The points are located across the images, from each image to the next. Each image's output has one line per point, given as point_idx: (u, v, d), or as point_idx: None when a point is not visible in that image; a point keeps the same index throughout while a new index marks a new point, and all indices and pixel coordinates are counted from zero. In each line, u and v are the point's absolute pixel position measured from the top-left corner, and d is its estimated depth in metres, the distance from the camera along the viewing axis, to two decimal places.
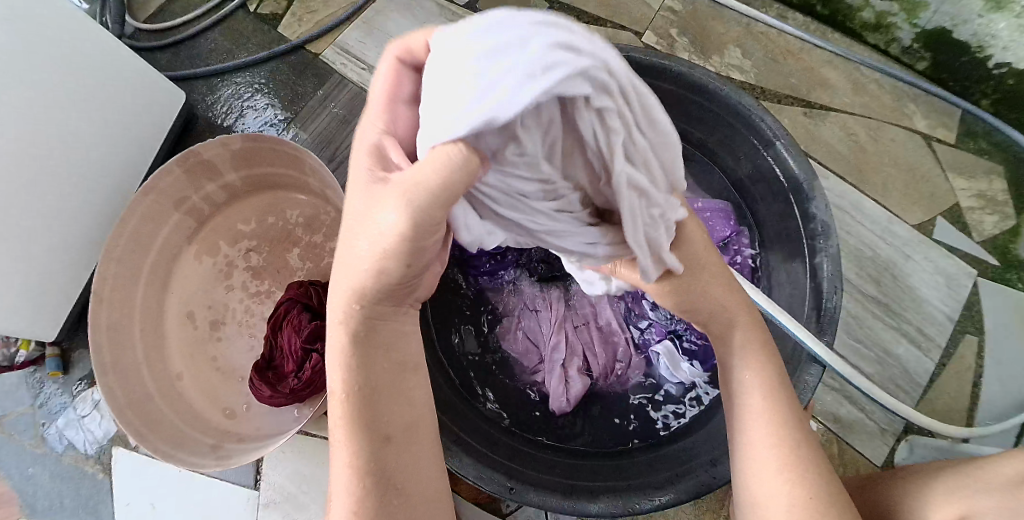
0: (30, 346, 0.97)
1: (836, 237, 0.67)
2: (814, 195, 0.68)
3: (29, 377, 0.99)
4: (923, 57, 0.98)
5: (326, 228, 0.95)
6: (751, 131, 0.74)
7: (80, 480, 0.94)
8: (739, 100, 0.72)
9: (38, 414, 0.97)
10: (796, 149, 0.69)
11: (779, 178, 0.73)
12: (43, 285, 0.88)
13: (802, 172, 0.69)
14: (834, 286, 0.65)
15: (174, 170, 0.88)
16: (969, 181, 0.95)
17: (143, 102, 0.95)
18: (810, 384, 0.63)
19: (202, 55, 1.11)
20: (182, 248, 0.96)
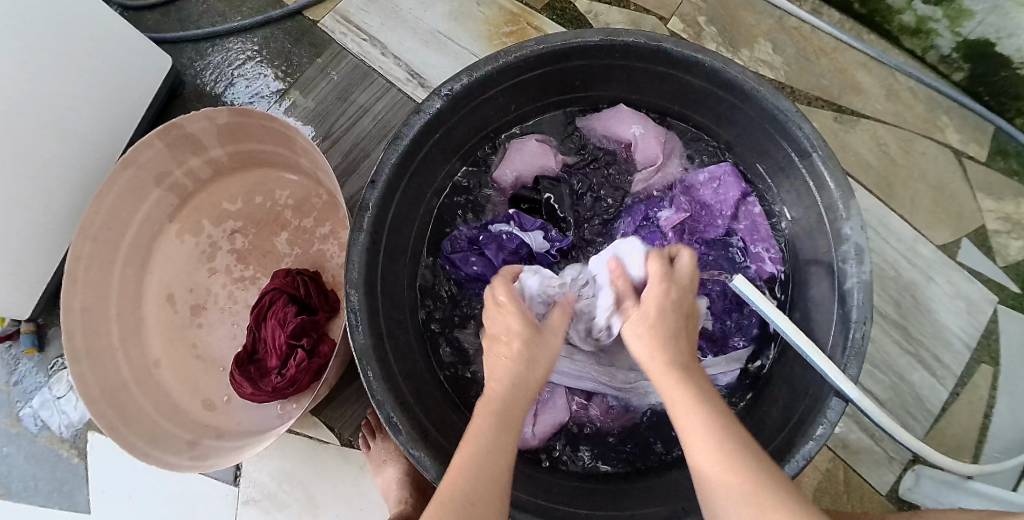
0: (4, 321, 0.91)
1: (871, 262, 0.62)
2: (849, 216, 0.64)
3: (5, 352, 0.93)
4: (961, 68, 0.93)
5: (317, 212, 0.89)
6: (785, 139, 0.69)
7: (56, 462, 0.89)
8: (777, 104, 0.66)
9: (12, 393, 0.92)
10: (834, 163, 0.64)
11: (812, 192, 0.69)
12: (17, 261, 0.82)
13: (839, 189, 0.64)
14: (865, 315, 0.61)
15: (155, 143, 0.81)
16: (997, 202, 0.91)
17: (126, 65, 0.87)
18: (830, 420, 0.58)
19: (193, 13, 1.03)
20: (164, 226, 0.90)
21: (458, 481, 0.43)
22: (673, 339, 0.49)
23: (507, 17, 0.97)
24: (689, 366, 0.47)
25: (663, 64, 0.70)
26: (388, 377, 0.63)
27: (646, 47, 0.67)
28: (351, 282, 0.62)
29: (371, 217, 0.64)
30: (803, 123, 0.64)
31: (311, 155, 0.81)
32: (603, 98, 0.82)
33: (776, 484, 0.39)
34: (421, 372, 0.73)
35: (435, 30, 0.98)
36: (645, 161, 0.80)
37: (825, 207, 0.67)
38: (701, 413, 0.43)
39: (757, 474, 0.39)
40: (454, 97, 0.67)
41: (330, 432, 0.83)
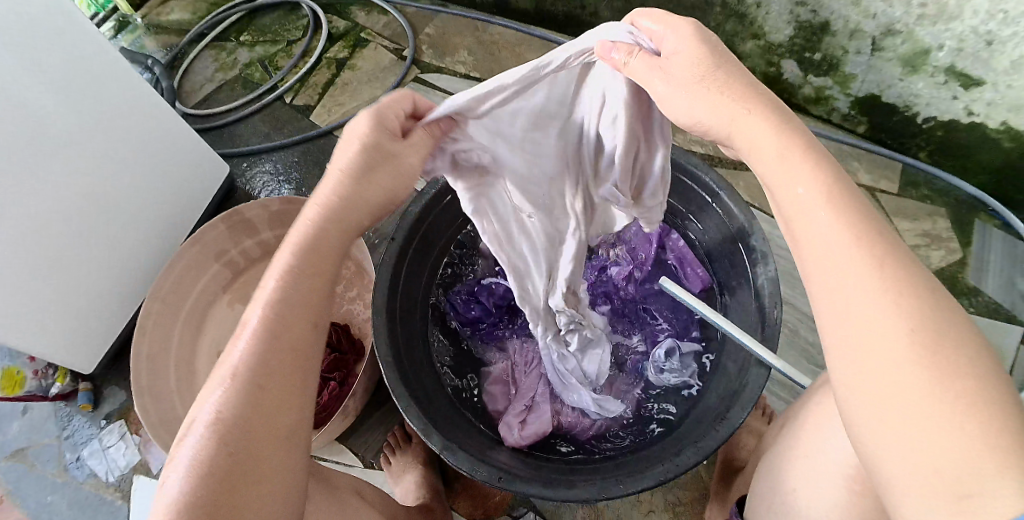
0: (65, 380, 1.07)
1: (774, 264, 0.78)
2: (754, 231, 0.80)
3: (59, 410, 1.06)
4: (862, 121, 1.15)
5: (347, 280, 1.07)
6: (699, 187, 0.87)
7: (100, 506, 0.98)
8: (688, 160, 0.86)
9: (62, 446, 1.03)
10: (736, 198, 0.82)
11: (717, 211, 0.86)
12: (88, 320, 0.99)
13: (743, 214, 0.81)
14: (775, 301, 0.75)
15: (219, 225, 1.03)
16: (913, 222, 1.08)
17: (194, 169, 1.12)
18: (755, 385, 0.70)
19: (246, 137, 1.31)
20: (217, 297, 1.08)
21: (273, 320, 0.51)
22: (844, 200, 0.42)
23: None
24: (847, 197, 0.42)
25: None
26: (406, 380, 0.77)
27: None
28: (376, 310, 0.80)
29: (391, 262, 0.83)
30: (708, 171, 0.84)
31: None
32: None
33: (925, 304, 0.38)
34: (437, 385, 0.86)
35: None
36: None
37: (733, 228, 0.83)
38: (872, 268, 0.39)
39: (917, 301, 0.38)
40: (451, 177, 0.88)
41: (354, 456, 0.92)
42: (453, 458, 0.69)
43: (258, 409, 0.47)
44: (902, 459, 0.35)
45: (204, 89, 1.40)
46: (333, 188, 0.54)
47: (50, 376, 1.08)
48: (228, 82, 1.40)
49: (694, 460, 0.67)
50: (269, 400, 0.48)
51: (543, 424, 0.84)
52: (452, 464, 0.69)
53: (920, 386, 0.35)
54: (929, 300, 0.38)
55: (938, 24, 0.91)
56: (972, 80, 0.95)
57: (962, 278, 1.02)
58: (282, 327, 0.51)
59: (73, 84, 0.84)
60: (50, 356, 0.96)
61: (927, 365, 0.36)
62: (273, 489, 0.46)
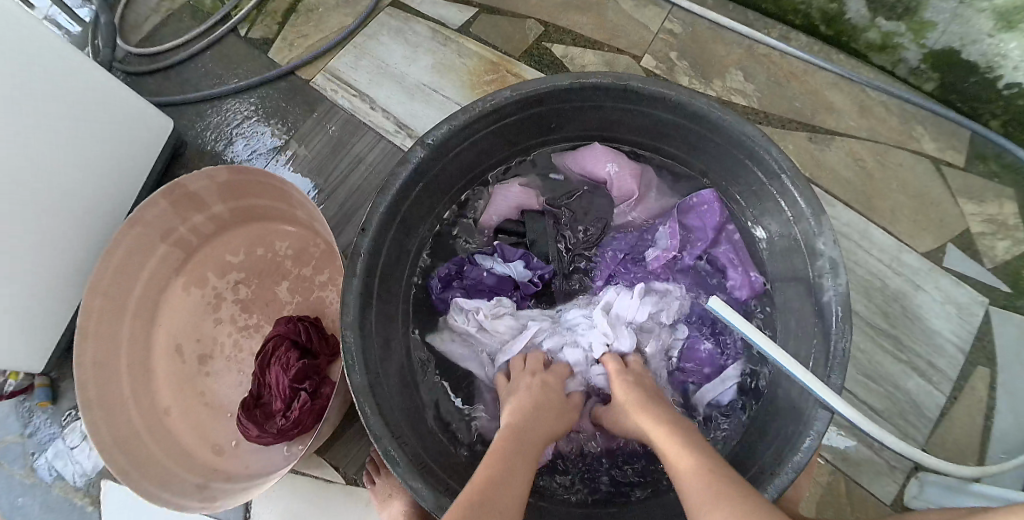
0: (19, 376, 0.98)
1: (846, 276, 0.64)
2: (822, 231, 0.66)
3: (19, 405, 0.99)
4: (932, 77, 0.94)
5: (316, 260, 0.93)
6: (754, 163, 0.71)
7: (71, 511, 0.95)
8: (741, 130, 0.69)
9: (26, 444, 0.98)
10: (802, 183, 0.66)
11: (784, 210, 0.71)
12: (27, 319, 0.87)
13: (809, 207, 0.66)
14: (845, 326, 0.62)
15: (160, 202, 0.86)
16: (979, 205, 0.91)
17: (128, 131, 0.93)
18: (817, 431, 0.59)
19: (193, 79, 1.09)
20: (171, 280, 0.95)
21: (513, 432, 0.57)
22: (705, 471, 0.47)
23: (486, 66, 1.03)
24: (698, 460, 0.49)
25: (633, 101, 0.73)
26: (385, 414, 0.65)
27: (612, 87, 0.70)
28: (346, 326, 0.65)
29: (363, 263, 0.67)
30: (769, 146, 0.67)
31: (307, 208, 0.85)
32: (592, 136, 0.84)
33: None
34: (423, 412, 0.75)
35: (421, 84, 1.03)
36: (622, 196, 0.84)
37: (797, 227, 0.69)
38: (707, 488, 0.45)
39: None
40: (436, 147, 0.70)
41: (335, 471, 0.86)
42: None
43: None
44: None
45: (148, 23, 1.15)
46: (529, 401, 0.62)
47: (3, 372, 0.99)
48: (176, 12, 1.15)
49: None
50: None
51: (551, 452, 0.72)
52: None
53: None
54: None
55: None
56: None
57: None
58: (513, 462, 0.51)
59: None
60: (7, 366, 0.88)
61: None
62: None
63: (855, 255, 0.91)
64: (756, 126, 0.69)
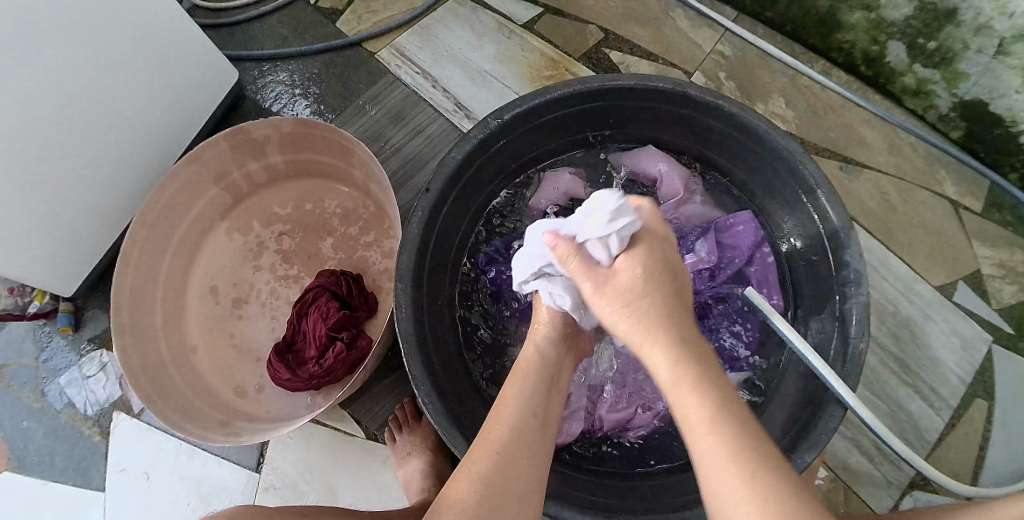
0: (44, 299, 0.99)
1: (868, 288, 0.68)
2: (850, 245, 0.70)
3: (38, 329, 1.00)
4: (959, 126, 1.00)
5: (363, 222, 0.96)
6: (795, 179, 0.76)
7: (76, 440, 0.95)
8: (789, 147, 0.73)
9: (40, 370, 0.98)
10: (837, 200, 0.71)
11: (815, 222, 0.76)
12: (69, 238, 0.90)
13: (842, 223, 0.71)
14: (864, 333, 0.66)
15: (220, 143, 0.89)
16: (991, 249, 0.96)
17: (195, 75, 0.96)
18: (830, 426, 0.63)
19: (257, 39, 1.13)
20: (215, 223, 0.97)
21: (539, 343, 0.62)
22: (687, 365, 0.45)
23: (548, 62, 1.07)
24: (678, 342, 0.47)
25: (690, 107, 0.78)
26: (428, 366, 0.67)
27: (673, 91, 0.75)
28: (400, 275, 0.68)
29: (422, 220, 0.70)
30: (810, 163, 0.71)
31: (366, 167, 0.88)
32: (646, 138, 0.88)
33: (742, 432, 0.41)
34: (459, 374, 0.77)
35: (481, 69, 1.07)
36: (669, 196, 0.88)
37: (828, 239, 0.74)
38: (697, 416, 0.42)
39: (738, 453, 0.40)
40: (505, 124, 0.74)
41: (356, 425, 0.88)
42: None
43: (520, 448, 0.50)
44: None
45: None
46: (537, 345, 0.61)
47: (27, 293, 0.99)
48: None
49: None
50: (531, 444, 0.51)
51: (575, 429, 0.74)
52: None
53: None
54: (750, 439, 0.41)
55: None
56: None
57: None
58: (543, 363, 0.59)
59: None
60: (34, 282, 0.88)
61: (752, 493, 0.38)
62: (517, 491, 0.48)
63: (873, 280, 0.96)
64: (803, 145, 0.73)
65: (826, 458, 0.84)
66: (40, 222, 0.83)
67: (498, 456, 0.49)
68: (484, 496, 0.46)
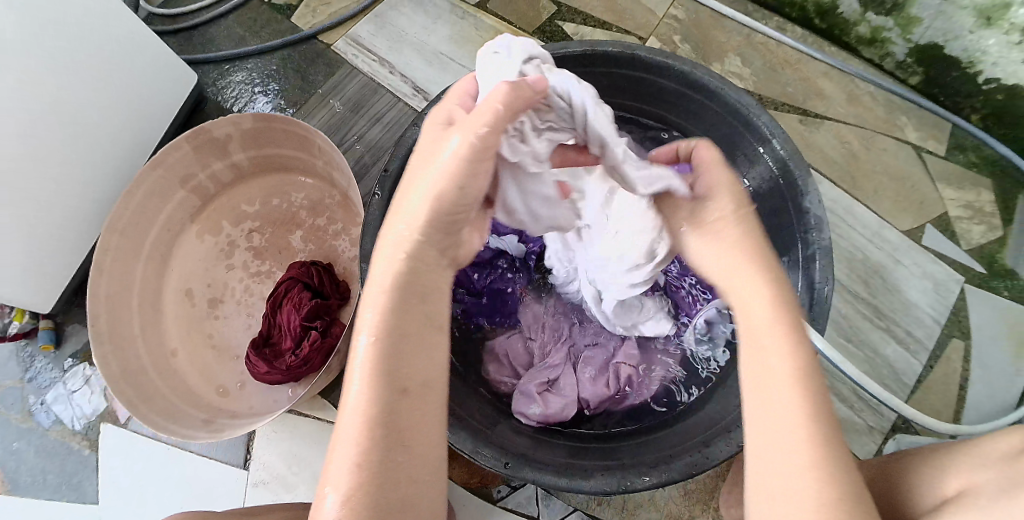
0: (25, 318, 0.98)
1: (830, 231, 0.69)
2: (808, 191, 0.70)
3: (20, 351, 0.99)
4: (916, 72, 1.01)
5: (329, 211, 0.96)
6: (749, 130, 0.76)
7: (67, 455, 0.95)
8: (739, 98, 0.74)
9: (26, 389, 0.98)
10: (792, 147, 0.71)
11: (772, 169, 0.76)
12: (46, 256, 0.89)
13: (798, 169, 0.71)
14: (827, 277, 0.67)
15: (183, 146, 0.88)
16: (958, 191, 0.97)
17: (154, 79, 0.96)
18: None
19: (215, 41, 1.13)
20: (185, 226, 0.97)
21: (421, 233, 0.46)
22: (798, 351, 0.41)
23: (502, 39, 1.08)
24: (800, 344, 0.42)
25: (639, 68, 0.78)
26: None
27: (622, 54, 0.75)
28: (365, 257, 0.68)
29: (382, 200, 0.71)
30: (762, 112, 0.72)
31: (326, 155, 0.89)
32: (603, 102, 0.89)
33: (826, 426, 0.39)
34: None
35: (437, 51, 1.08)
36: None
37: (785, 184, 0.74)
38: (780, 330, 0.43)
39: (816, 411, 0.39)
40: None
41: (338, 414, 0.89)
42: (455, 438, 0.62)
43: (411, 400, 0.42)
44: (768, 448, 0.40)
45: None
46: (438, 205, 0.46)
47: (7, 313, 1.00)
48: None
49: (727, 453, 0.60)
50: (416, 379, 0.43)
51: (572, 404, 0.74)
52: (455, 445, 0.62)
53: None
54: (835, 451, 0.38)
55: None
56: None
57: (1000, 259, 0.93)
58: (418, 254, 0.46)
59: None
60: (16, 302, 0.89)
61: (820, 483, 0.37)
62: (414, 467, 0.41)
63: (842, 229, 0.96)
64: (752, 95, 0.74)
65: None
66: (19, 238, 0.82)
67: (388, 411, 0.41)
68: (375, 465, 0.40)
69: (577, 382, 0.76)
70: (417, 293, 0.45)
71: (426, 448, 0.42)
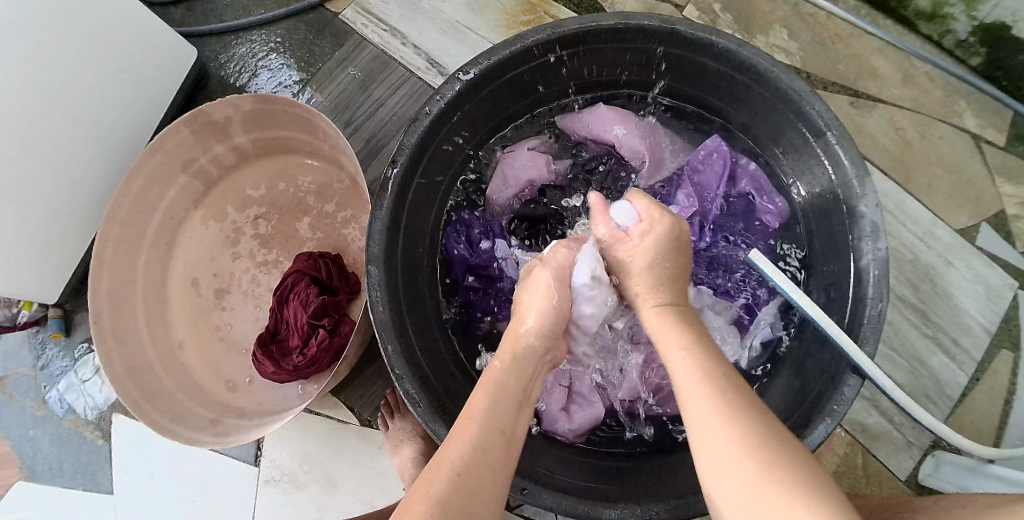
0: (32, 307, 0.95)
1: (886, 240, 0.62)
2: (865, 194, 0.64)
3: (33, 337, 0.97)
4: (978, 52, 0.92)
5: (339, 197, 0.91)
6: (800, 121, 0.69)
7: (80, 445, 0.93)
8: (790, 84, 0.66)
9: (39, 377, 0.96)
10: (848, 142, 0.64)
11: (828, 171, 0.69)
12: (44, 244, 0.85)
13: (854, 169, 0.64)
14: (881, 292, 0.61)
15: (181, 130, 0.83)
16: (1017, 187, 0.89)
17: (149, 55, 0.90)
18: (847, 397, 0.59)
19: (218, 8, 1.06)
20: (189, 212, 0.92)
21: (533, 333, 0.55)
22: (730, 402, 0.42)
23: (523, 6, 0.99)
24: (696, 342, 0.49)
25: (679, 46, 0.70)
26: (408, 353, 0.64)
27: (660, 30, 0.67)
28: (371, 259, 0.63)
29: (391, 198, 0.65)
30: (817, 101, 0.65)
31: (333, 140, 0.83)
32: (633, 83, 0.81)
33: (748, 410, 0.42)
34: (444, 356, 0.74)
35: (453, 20, 1.00)
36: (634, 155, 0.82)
37: (840, 187, 0.67)
38: (708, 406, 0.42)
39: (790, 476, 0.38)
40: (473, 81, 0.68)
41: (350, 412, 0.86)
42: None
43: (476, 465, 0.44)
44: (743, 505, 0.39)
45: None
46: (543, 321, 0.55)
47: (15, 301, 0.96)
48: None
49: None
50: (494, 455, 0.45)
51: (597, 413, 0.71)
52: None
53: (760, 489, 0.38)
54: (745, 408, 0.42)
55: None
56: None
57: None
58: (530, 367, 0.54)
59: None
60: (22, 294, 0.86)
61: (745, 446, 0.40)
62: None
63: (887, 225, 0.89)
64: (806, 81, 0.66)
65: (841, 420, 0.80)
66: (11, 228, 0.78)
67: (462, 471, 0.43)
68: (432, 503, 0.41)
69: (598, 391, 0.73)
70: (527, 360, 0.54)
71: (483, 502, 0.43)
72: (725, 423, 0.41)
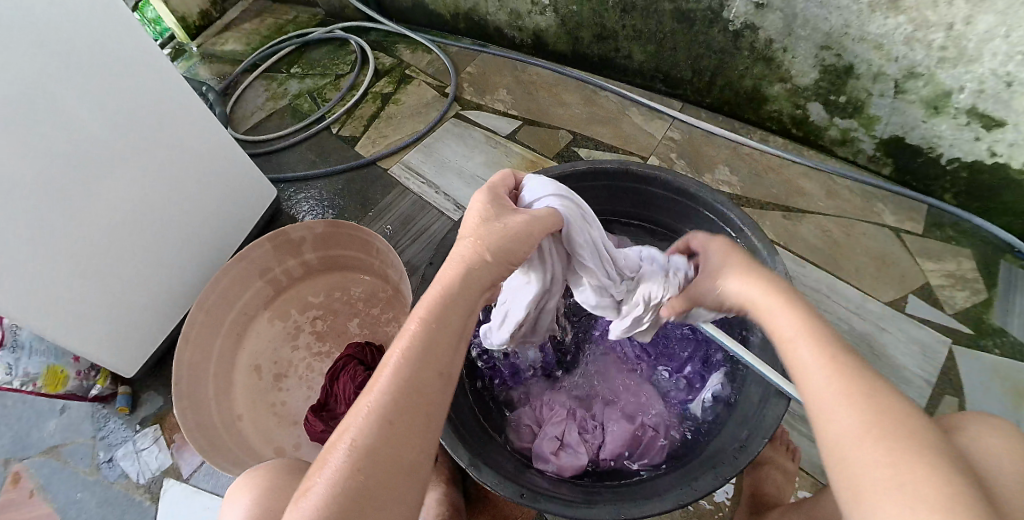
0: (105, 382, 1.12)
1: None
2: (776, 265, 0.83)
3: (97, 411, 1.13)
4: (887, 163, 1.15)
5: (383, 303, 1.13)
6: (724, 224, 0.90)
7: (127, 506, 1.03)
8: (715, 199, 0.90)
9: (97, 445, 1.09)
10: (760, 234, 0.85)
11: (745, 252, 0.88)
12: (131, 327, 1.05)
13: (765, 248, 0.84)
14: None
15: (265, 244, 1.08)
16: (938, 262, 1.07)
17: (240, 190, 1.18)
18: (776, 413, 0.71)
19: (295, 165, 1.41)
20: (259, 312, 1.13)
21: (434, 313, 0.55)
22: (861, 396, 0.47)
23: (527, 163, 1.31)
24: (807, 319, 0.53)
25: (633, 181, 0.96)
26: None
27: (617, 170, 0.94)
28: None
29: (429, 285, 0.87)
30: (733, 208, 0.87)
31: (385, 256, 1.07)
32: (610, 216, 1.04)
33: (887, 410, 0.46)
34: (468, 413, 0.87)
35: (474, 174, 1.30)
36: None
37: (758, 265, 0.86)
38: (846, 396, 0.48)
39: (901, 448, 0.44)
40: None
41: None
42: (480, 473, 0.72)
43: (399, 434, 0.50)
44: (857, 474, 0.45)
45: (254, 116, 1.54)
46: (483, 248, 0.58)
47: (91, 377, 1.14)
48: (277, 111, 1.54)
49: (713, 485, 0.69)
50: (432, 396, 0.52)
51: (576, 452, 0.84)
52: (479, 478, 0.72)
53: (879, 469, 0.44)
54: (881, 399, 0.47)
55: (958, 66, 0.93)
56: (994, 120, 0.96)
57: (986, 319, 1.01)
58: (483, 269, 0.58)
59: (127, 107, 0.91)
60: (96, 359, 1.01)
61: (872, 433, 0.45)
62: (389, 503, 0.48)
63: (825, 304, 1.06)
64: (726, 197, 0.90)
65: (802, 463, 0.91)
66: (112, 307, 0.99)
67: (358, 455, 0.48)
68: (348, 485, 0.47)
69: (583, 441, 0.86)
70: (436, 326, 0.54)
71: (394, 489, 0.49)
72: (848, 407, 0.47)
